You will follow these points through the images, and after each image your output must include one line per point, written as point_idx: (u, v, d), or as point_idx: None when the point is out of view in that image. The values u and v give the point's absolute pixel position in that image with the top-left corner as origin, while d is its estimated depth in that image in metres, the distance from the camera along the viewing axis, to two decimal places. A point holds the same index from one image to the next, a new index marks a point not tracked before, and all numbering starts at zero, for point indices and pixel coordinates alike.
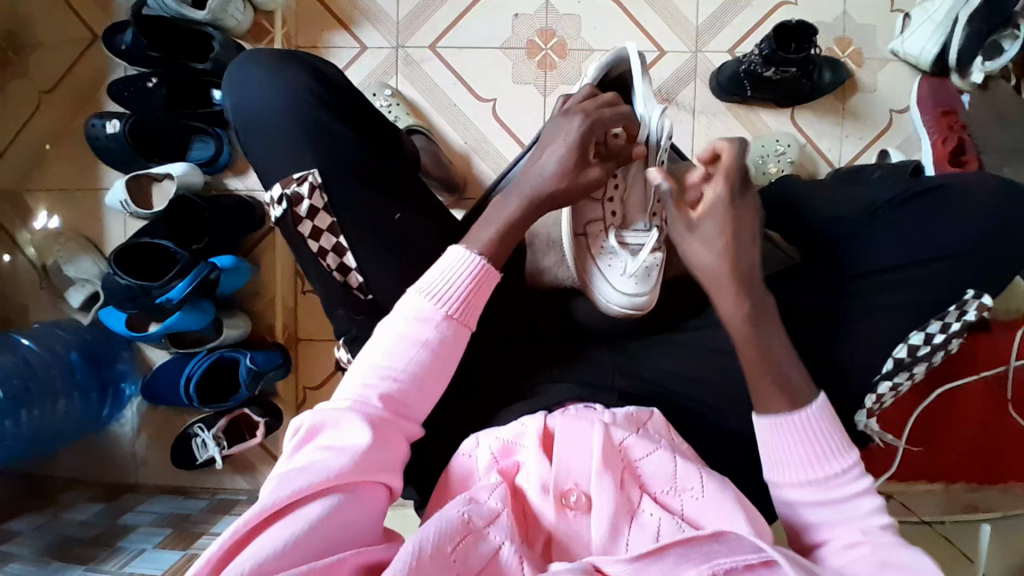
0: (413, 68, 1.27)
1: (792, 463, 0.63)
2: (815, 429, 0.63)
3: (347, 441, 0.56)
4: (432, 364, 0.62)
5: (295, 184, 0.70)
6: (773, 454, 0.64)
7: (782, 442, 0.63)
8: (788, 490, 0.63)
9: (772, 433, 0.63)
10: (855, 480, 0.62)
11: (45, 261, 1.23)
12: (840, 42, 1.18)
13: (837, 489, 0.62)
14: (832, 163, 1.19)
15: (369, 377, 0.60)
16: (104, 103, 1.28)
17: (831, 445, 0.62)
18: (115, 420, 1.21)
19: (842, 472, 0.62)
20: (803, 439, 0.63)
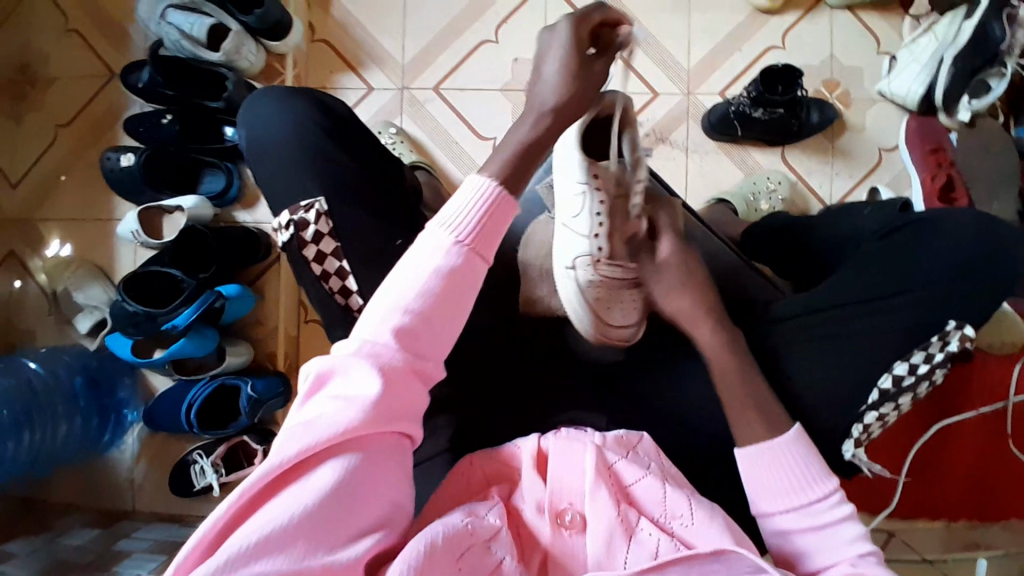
0: (417, 108, 1.32)
1: (777, 493, 0.64)
2: (794, 459, 0.64)
3: (357, 391, 0.53)
4: (449, 296, 0.58)
5: (303, 211, 0.74)
6: (758, 485, 0.65)
7: (766, 474, 0.65)
8: (774, 523, 0.64)
9: (753, 469, 0.65)
10: (836, 507, 0.63)
11: (56, 286, 1.27)
12: (828, 84, 1.23)
13: (823, 517, 0.62)
14: (823, 199, 1.22)
15: (381, 315, 0.56)
16: (119, 137, 1.33)
17: (810, 474, 0.64)
18: (115, 445, 1.22)
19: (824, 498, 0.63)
20: (782, 471, 0.64)
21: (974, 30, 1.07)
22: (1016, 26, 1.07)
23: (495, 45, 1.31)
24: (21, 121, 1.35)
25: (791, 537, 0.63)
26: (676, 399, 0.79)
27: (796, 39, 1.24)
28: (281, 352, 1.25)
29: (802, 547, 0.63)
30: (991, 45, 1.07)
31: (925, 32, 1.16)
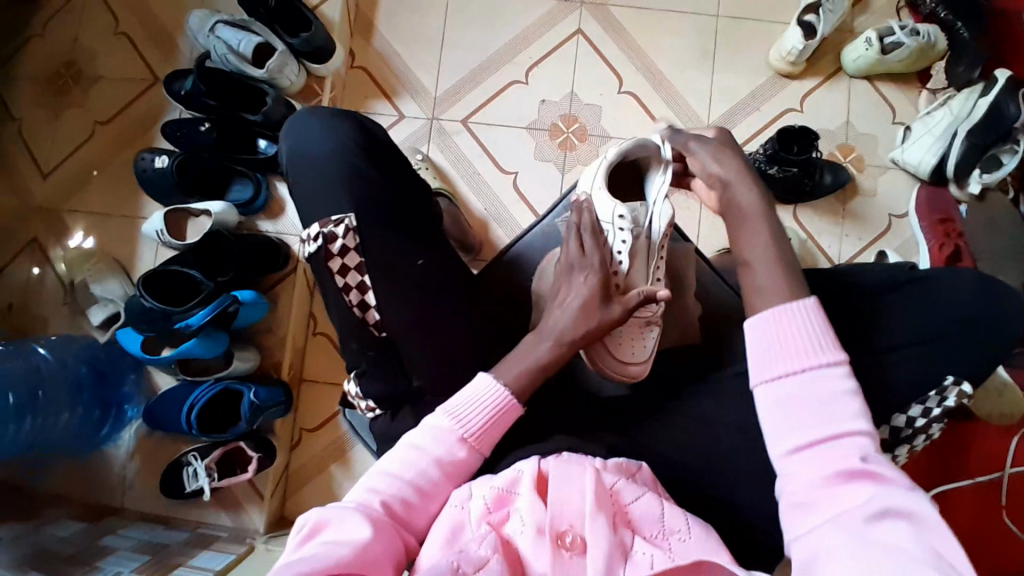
0: (445, 138, 1.37)
1: (780, 361, 0.62)
2: (806, 325, 0.63)
3: (351, 536, 0.60)
4: (440, 484, 0.68)
5: (332, 225, 0.77)
6: (763, 348, 0.64)
7: (774, 334, 0.64)
8: (771, 396, 0.62)
9: (762, 330, 0.64)
10: (839, 378, 0.61)
11: (74, 277, 1.30)
12: (842, 148, 1.28)
13: (824, 383, 0.60)
14: (832, 258, 1.25)
15: (378, 482, 0.66)
16: (154, 140, 1.38)
17: (819, 341, 0.62)
18: (111, 441, 1.22)
19: (830, 370, 0.61)
20: (793, 332, 0.63)
21: (988, 105, 1.13)
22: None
23: (524, 85, 1.37)
24: (60, 115, 1.41)
25: (789, 412, 0.61)
26: (678, 444, 0.80)
27: (813, 104, 1.30)
28: (287, 363, 1.27)
29: (797, 427, 0.60)
30: (1004, 121, 1.12)
31: (941, 105, 1.21)
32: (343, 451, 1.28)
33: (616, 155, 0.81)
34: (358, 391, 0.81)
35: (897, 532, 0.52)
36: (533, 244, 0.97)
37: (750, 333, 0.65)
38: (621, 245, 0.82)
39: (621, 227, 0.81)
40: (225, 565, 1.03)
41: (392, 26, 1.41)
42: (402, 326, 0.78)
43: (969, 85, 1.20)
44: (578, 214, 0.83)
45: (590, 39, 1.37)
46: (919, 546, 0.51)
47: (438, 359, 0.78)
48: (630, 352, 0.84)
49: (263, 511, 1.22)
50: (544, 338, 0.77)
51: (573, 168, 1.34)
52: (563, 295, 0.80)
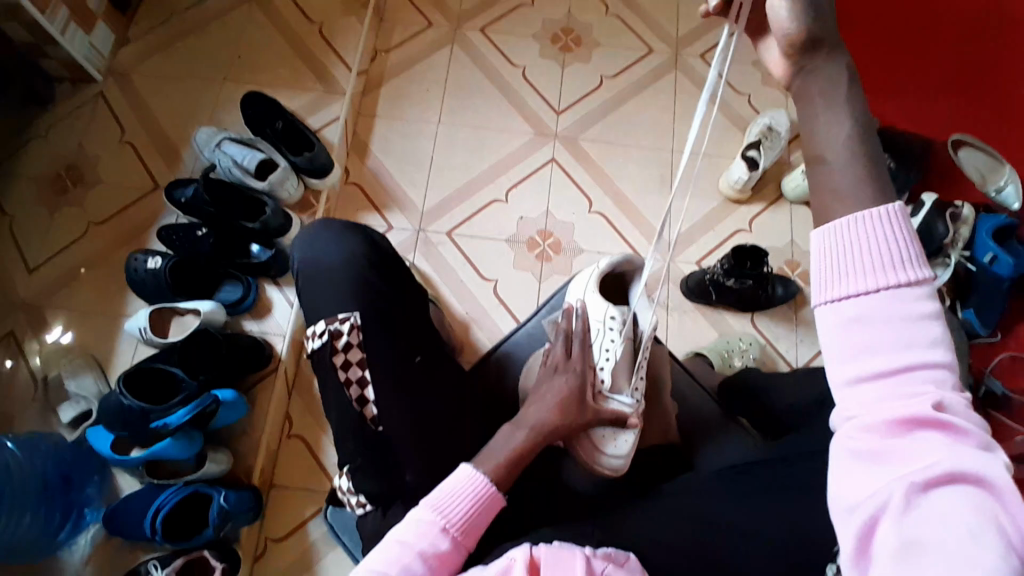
0: (430, 248, 1.47)
1: (853, 274, 0.49)
2: (891, 235, 0.49)
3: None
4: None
5: (339, 321, 0.81)
6: (833, 264, 0.50)
7: (853, 242, 0.50)
8: (836, 317, 0.50)
9: (838, 241, 0.50)
10: (918, 301, 0.48)
11: (48, 372, 1.28)
12: (789, 264, 1.43)
13: (899, 308, 0.48)
14: (790, 362, 1.35)
15: None
16: (149, 241, 1.43)
17: (902, 253, 0.49)
18: (67, 545, 1.13)
19: (908, 291, 0.48)
20: (876, 241, 0.49)
21: (920, 226, 1.27)
22: (958, 223, 1.28)
23: (505, 204, 1.51)
24: (52, 214, 1.45)
25: (855, 337, 0.49)
26: (665, 540, 0.81)
27: (760, 226, 1.46)
28: (259, 468, 1.25)
29: (865, 356, 0.48)
30: (936, 239, 1.26)
31: None
32: (310, 564, 1.24)
33: (608, 265, 0.94)
34: (349, 486, 0.81)
35: (958, 497, 0.44)
36: (522, 343, 1.03)
37: (823, 244, 0.51)
38: (608, 344, 0.90)
39: (611, 325, 0.91)
40: None
41: (385, 149, 1.56)
42: (397, 419, 0.80)
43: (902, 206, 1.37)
44: (568, 319, 0.92)
45: (563, 167, 1.54)
46: (987, 518, 0.42)
47: (430, 455, 0.80)
48: (611, 446, 0.88)
49: None
50: (519, 427, 0.83)
51: (550, 278, 1.44)
52: (543, 392, 0.87)
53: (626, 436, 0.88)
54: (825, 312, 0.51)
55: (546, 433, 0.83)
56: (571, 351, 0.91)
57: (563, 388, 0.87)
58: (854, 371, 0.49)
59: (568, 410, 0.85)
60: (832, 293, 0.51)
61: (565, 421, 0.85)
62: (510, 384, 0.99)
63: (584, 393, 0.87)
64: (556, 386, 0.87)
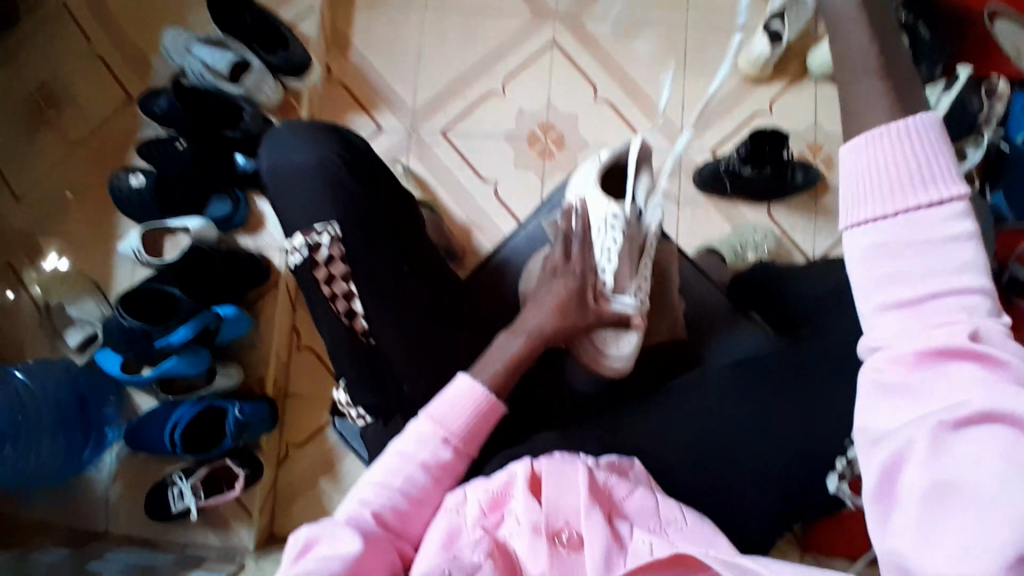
0: (424, 149, 1.38)
1: (878, 195, 0.44)
2: (924, 147, 0.43)
3: (342, 549, 0.59)
4: (431, 489, 0.68)
5: (316, 234, 0.77)
6: (859, 180, 0.44)
7: (882, 156, 0.44)
8: (864, 241, 0.44)
9: (870, 155, 0.44)
10: (954, 222, 0.42)
11: (48, 301, 1.25)
12: (810, 149, 1.32)
13: (930, 231, 0.42)
14: (806, 254, 1.28)
15: (364, 495, 0.67)
16: (131, 159, 1.37)
17: (939, 165, 0.43)
18: (92, 464, 1.19)
19: (944, 210, 0.42)
20: (910, 151, 0.43)
21: (951, 102, 1.13)
22: (993, 99, 1.16)
23: (502, 96, 1.39)
24: (31, 137, 1.38)
25: (883, 262, 0.43)
26: (668, 438, 0.80)
27: (781, 107, 1.34)
28: (271, 377, 1.26)
29: (895, 282, 0.43)
30: (969, 116, 1.15)
31: None
32: (332, 462, 1.27)
33: (609, 157, 0.87)
34: (348, 399, 0.81)
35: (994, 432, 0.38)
36: (519, 248, 1.00)
37: (848, 159, 0.45)
38: (609, 244, 0.83)
39: (614, 224, 0.81)
40: None
41: (368, 42, 1.42)
42: (390, 333, 0.78)
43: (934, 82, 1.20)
44: (568, 219, 0.87)
45: (565, 52, 1.40)
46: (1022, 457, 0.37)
47: (426, 366, 0.79)
48: (613, 347, 0.86)
49: (253, 528, 1.18)
50: (515, 333, 0.80)
51: (553, 175, 1.36)
52: (542, 295, 0.84)
53: (630, 336, 0.86)
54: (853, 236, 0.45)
55: (544, 336, 0.81)
56: (570, 253, 0.86)
57: (560, 290, 0.84)
58: (882, 298, 0.43)
59: (564, 312, 0.82)
60: (857, 217, 0.45)
61: (563, 324, 0.82)
62: (508, 290, 0.96)
63: (584, 295, 0.84)
64: (551, 288, 0.84)
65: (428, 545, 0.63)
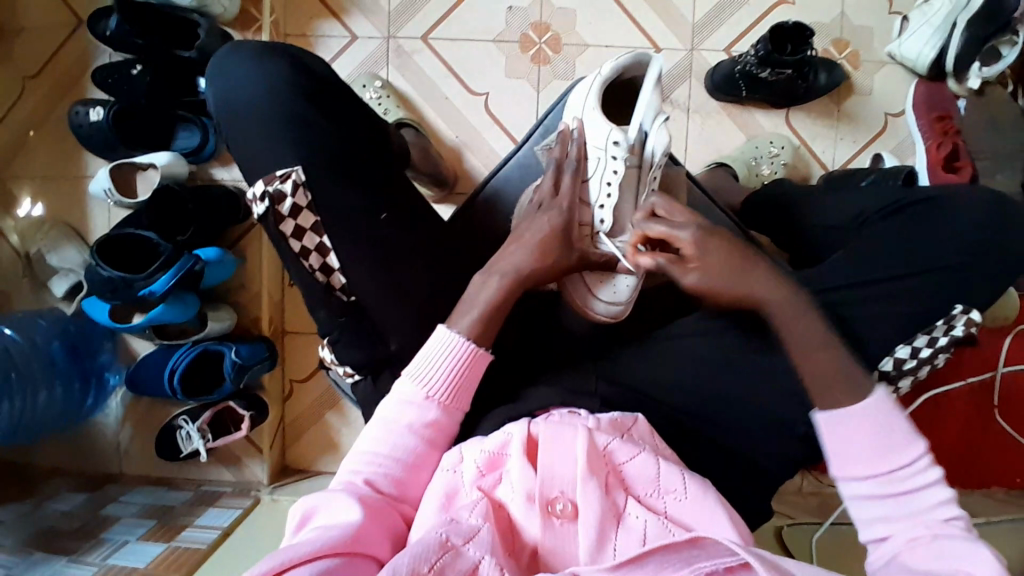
0: (405, 60, 1.25)
1: (857, 453, 0.61)
2: (884, 415, 0.61)
3: (341, 519, 0.58)
4: (424, 451, 0.66)
5: (279, 181, 0.69)
6: (845, 452, 0.61)
7: (851, 429, 0.61)
8: (851, 480, 0.61)
9: (842, 426, 0.62)
10: (922, 472, 0.60)
11: (28, 249, 1.22)
12: (837, 43, 1.16)
13: (909, 483, 0.60)
14: (825, 165, 1.18)
15: (356, 463, 0.65)
16: (87, 89, 1.25)
17: (900, 432, 0.61)
18: (99, 411, 1.22)
19: (914, 466, 0.60)
20: (872, 429, 0.61)
21: (985, 1, 1.02)
22: None
23: None
24: None
25: (867, 492, 0.60)
26: (669, 386, 0.77)
27: None
28: (267, 316, 1.22)
29: (877, 508, 0.60)
30: (1004, 13, 1.01)
31: None
32: (336, 400, 1.26)
33: (612, 71, 0.77)
34: (333, 359, 0.77)
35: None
36: (512, 177, 0.90)
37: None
38: (608, 175, 0.77)
39: (615, 154, 0.76)
40: (232, 520, 1.06)
41: None
42: (371, 290, 0.73)
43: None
44: (562, 145, 0.79)
45: None
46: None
47: (412, 323, 0.74)
48: (607, 290, 0.80)
49: (265, 463, 1.23)
50: (496, 273, 0.74)
51: (549, 84, 1.22)
52: (523, 232, 0.76)
53: (624, 280, 0.79)
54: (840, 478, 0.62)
55: (524, 279, 0.74)
56: (560, 184, 0.79)
57: (547, 224, 0.76)
58: (868, 514, 0.61)
59: (555, 251, 0.75)
60: (851, 475, 0.61)
61: (551, 264, 0.75)
62: (500, 229, 0.89)
63: (571, 230, 0.76)
64: (534, 222, 0.76)
65: (427, 509, 0.62)
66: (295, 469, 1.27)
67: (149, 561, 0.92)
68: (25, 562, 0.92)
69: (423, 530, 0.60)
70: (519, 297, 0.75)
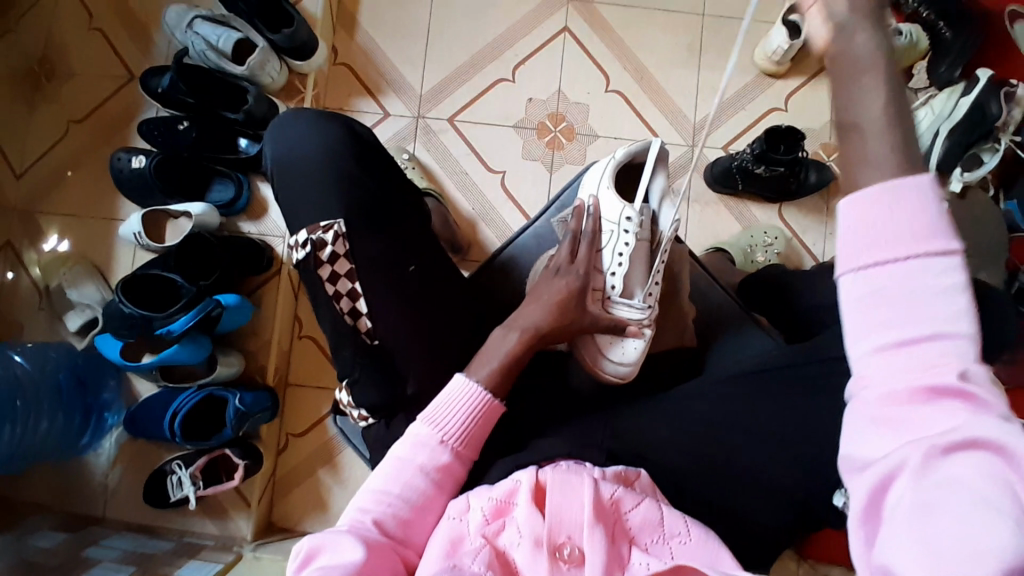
0: (431, 137, 1.36)
1: (871, 256, 0.42)
2: (922, 199, 0.41)
3: (343, 558, 0.57)
4: (431, 494, 0.67)
5: (321, 231, 0.75)
6: (849, 242, 0.42)
7: (881, 218, 0.41)
8: (855, 289, 0.42)
9: (867, 214, 0.42)
10: (949, 270, 0.40)
11: (49, 282, 1.25)
12: (825, 147, 1.29)
13: (932, 287, 0.40)
14: (815, 257, 1.26)
15: (364, 502, 0.65)
16: (132, 140, 1.34)
17: (933, 219, 0.40)
18: (92, 449, 1.20)
19: (942, 261, 0.40)
20: (908, 221, 0.41)
21: (971, 104, 1.14)
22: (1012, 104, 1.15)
23: (511, 83, 1.36)
24: (32, 113, 1.35)
25: (874, 310, 0.41)
26: (674, 446, 0.79)
27: (797, 104, 1.30)
28: (273, 366, 1.24)
29: (884, 331, 0.41)
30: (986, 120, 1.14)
31: (923, 104, 1.22)
32: (332, 454, 1.25)
33: (625, 155, 0.85)
34: (349, 400, 0.79)
35: (979, 468, 0.38)
36: (528, 246, 0.96)
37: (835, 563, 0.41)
38: (621, 248, 0.83)
39: (626, 228, 0.83)
40: (215, 573, 1.02)
41: (376, 25, 1.39)
42: (394, 334, 0.77)
43: (951, 85, 1.21)
44: (578, 219, 0.85)
45: (577, 37, 1.36)
46: (1002, 489, 0.37)
47: (431, 369, 0.78)
48: (617, 350, 0.85)
49: (251, 518, 1.20)
50: (512, 329, 0.78)
51: (562, 166, 1.33)
52: (540, 293, 0.82)
53: (634, 342, 0.85)
54: (844, 285, 0.43)
55: (538, 338, 0.78)
56: (576, 253, 0.85)
57: (562, 289, 0.82)
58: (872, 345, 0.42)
59: (566, 316, 0.81)
60: (857, 265, 0.42)
61: (562, 326, 0.80)
62: (515, 289, 0.94)
63: (582, 293, 0.82)
64: (546, 288, 0.82)
65: (431, 552, 0.62)
66: (280, 527, 1.24)
67: None
68: None
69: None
70: (535, 353, 0.79)
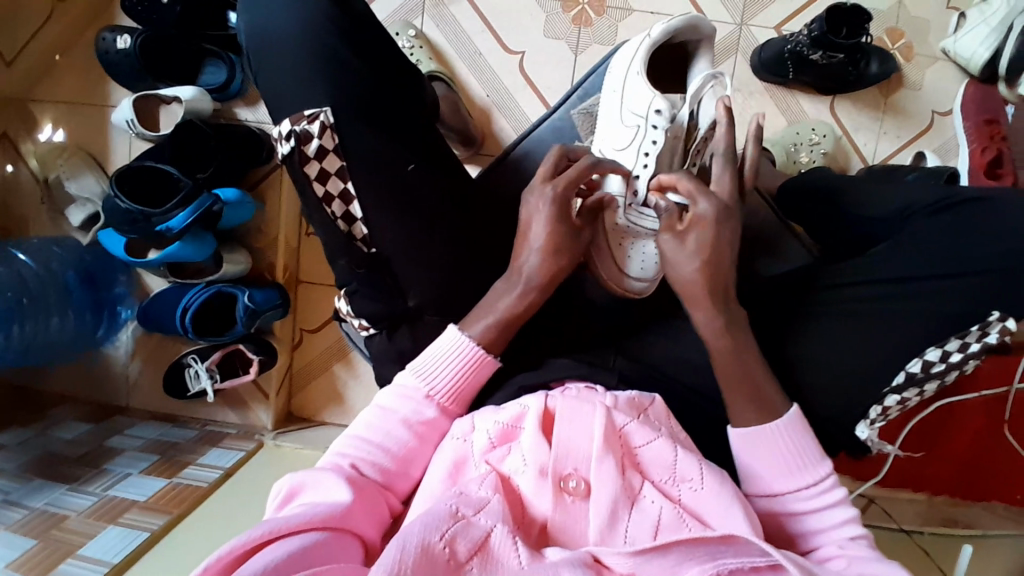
0: (440, 10, 1.20)
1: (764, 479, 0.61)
2: (788, 444, 0.61)
3: (329, 496, 0.56)
4: (415, 447, 0.64)
5: (306, 121, 0.67)
6: (748, 467, 0.62)
7: (755, 454, 0.62)
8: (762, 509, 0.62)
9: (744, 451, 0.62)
10: (828, 493, 0.61)
11: (47, 175, 1.20)
12: (891, 33, 1.10)
13: (810, 505, 0.60)
14: (865, 158, 1.13)
15: (344, 446, 0.63)
16: (116, 18, 1.22)
17: (806, 459, 0.61)
18: (109, 342, 1.24)
19: (816, 488, 0.61)
20: (775, 454, 0.61)
21: None
22: None
23: None
24: None
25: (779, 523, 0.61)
26: (687, 365, 0.76)
27: None
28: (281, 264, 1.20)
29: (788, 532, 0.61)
30: None
31: None
32: (346, 351, 1.24)
33: (662, 33, 0.73)
34: (349, 310, 0.75)
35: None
36: (545, 139, 0.88)
37: None
38: (648, 146, 0.75)
39: (656, 122, 0.74)
40: (235, 461, 1.06)
41: None
42: (392, 244, 0.71)
43: None
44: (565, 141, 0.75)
45: None
46: None
47: (434, 281, 0.73)
48: (634, 265, 0.78)
49: (270, 409, 1.23)
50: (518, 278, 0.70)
51: (589, 48, 1.17)
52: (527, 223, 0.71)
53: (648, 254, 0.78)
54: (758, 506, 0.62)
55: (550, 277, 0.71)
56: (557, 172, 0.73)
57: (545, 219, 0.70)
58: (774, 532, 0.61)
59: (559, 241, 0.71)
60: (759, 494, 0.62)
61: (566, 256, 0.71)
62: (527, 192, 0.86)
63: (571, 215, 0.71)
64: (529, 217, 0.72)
65: (431, 479, 0.60)
66: (300, 417, 1.27)
67: (149, 495, 0.93)
68: (25, 487, 0.94)
69: (427, 500, 0.59)
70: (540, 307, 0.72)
